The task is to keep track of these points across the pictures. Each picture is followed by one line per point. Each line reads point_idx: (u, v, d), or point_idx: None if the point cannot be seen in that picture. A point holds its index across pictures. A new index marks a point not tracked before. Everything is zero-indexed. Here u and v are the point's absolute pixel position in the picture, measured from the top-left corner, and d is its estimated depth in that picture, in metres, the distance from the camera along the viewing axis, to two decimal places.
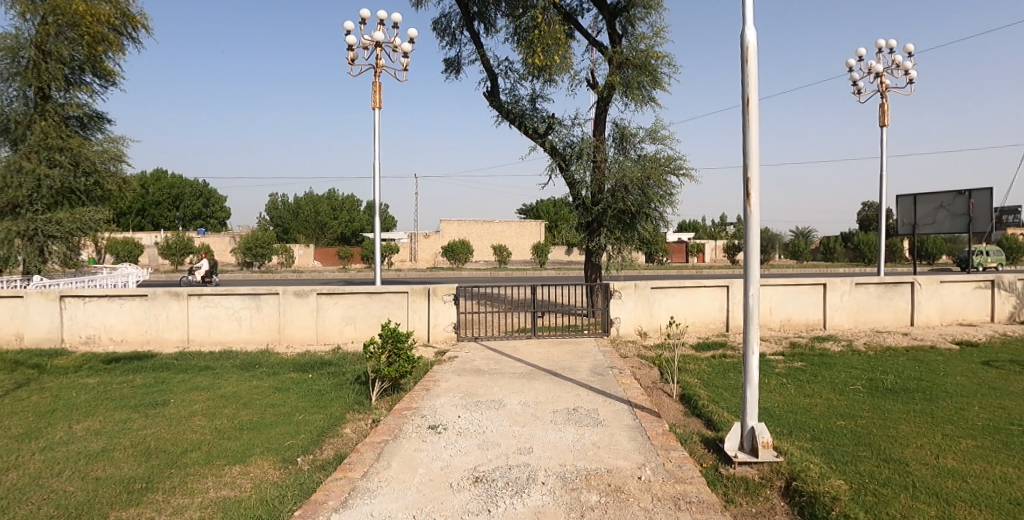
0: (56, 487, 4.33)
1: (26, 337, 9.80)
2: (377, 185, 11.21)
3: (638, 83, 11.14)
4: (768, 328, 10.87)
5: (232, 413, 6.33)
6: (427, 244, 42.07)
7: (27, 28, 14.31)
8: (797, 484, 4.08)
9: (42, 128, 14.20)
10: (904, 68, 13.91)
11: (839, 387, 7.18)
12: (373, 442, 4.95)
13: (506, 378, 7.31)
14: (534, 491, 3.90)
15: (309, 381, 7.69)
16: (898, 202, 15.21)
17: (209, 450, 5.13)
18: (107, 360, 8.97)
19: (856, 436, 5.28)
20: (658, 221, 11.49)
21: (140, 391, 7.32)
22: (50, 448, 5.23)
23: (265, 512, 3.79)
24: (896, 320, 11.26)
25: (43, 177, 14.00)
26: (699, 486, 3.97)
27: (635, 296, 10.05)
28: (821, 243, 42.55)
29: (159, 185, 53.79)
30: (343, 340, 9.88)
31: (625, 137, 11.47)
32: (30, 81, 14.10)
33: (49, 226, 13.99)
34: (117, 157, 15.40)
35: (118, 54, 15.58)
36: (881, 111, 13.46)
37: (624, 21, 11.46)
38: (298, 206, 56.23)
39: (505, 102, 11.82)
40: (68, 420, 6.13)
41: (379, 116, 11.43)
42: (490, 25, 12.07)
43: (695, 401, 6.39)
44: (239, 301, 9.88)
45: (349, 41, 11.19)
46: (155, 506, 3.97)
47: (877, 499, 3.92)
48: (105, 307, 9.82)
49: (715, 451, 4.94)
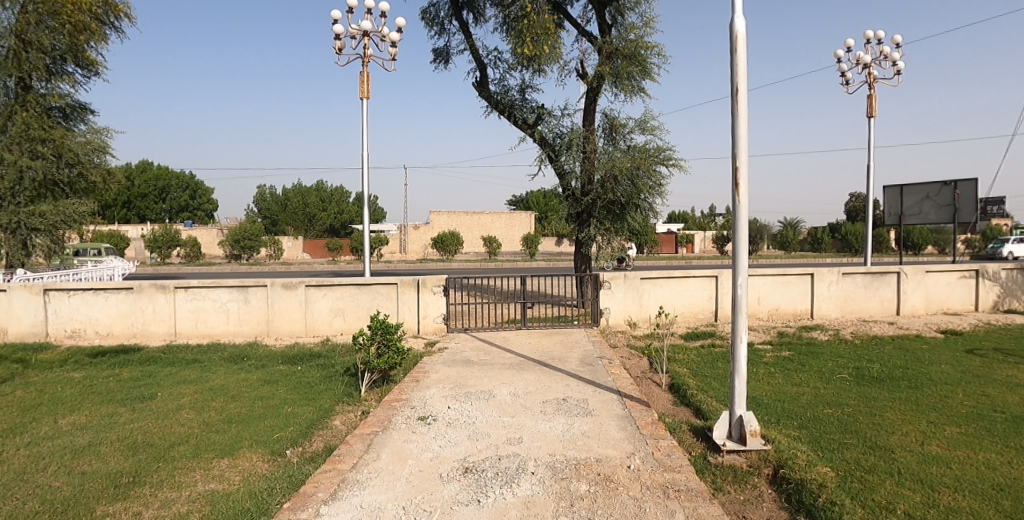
0: (42, 482, 4.28)
1: (10, 331, 9.67)
2: (365, 175, 11.10)
3: (628, 74, 11.08)
4: (756, 318, 10.94)
5: (221, 406, 6.29)
6: (416, 237, 41.80)
7: (7, 17, 13.98)
8: (784, 472, 4.12)
9: (23, 119, 13.88)
10: (892, 59, 13.93)
11: (827, 375, 7.26)
12: (362, 434, 4.93)
13: (496, 369, 7.31)
14: (524, 481, 3.91)
15: (299, 373, 7.65)
16: (886, 193, 15.30)
17: (197, 443, 5.09)
18: (93, 354, 8.88)
19: (842, 424, 5.34)
20: (648, 212, 11.48)
21: (127, 385, 7.24)
22: (35, 443, 5.17)
23: (254, 505, 3.78)
24: (882, 309, 11.38)
25: (26, 168, 13.73)
26: (688, 475, 4.00)
27: (625, 286, 10.06)
28: (810, 234, 42.85)
29: (145, 177, 53.44)
30: (332, 331, 9.84)
31: (615, 128, 11.42)
32: (10, 72, 13.83)
33: (33, 219, 13.79)
34: (102, 148, 15.18)
35: (101, 44, 15.26)
36: (868, 102, 13.52)
37: (613, 11, 11.36)
38: (286, 198, 55.92)
39: (494, 92, 11.74)
40: (53, 415, 6.06)
41: (367, 106, 11.30)
42: (479, 14, 11.95)
43: (685, 390, 6.45)
44: (226, 294, 9.77)
45: (336, 30, 11.02)
46: (143, 500, 3.94)
47: (864, 486, 3.96)
48: (90, 300, 9.71)
49: (704, 439, 4.98)
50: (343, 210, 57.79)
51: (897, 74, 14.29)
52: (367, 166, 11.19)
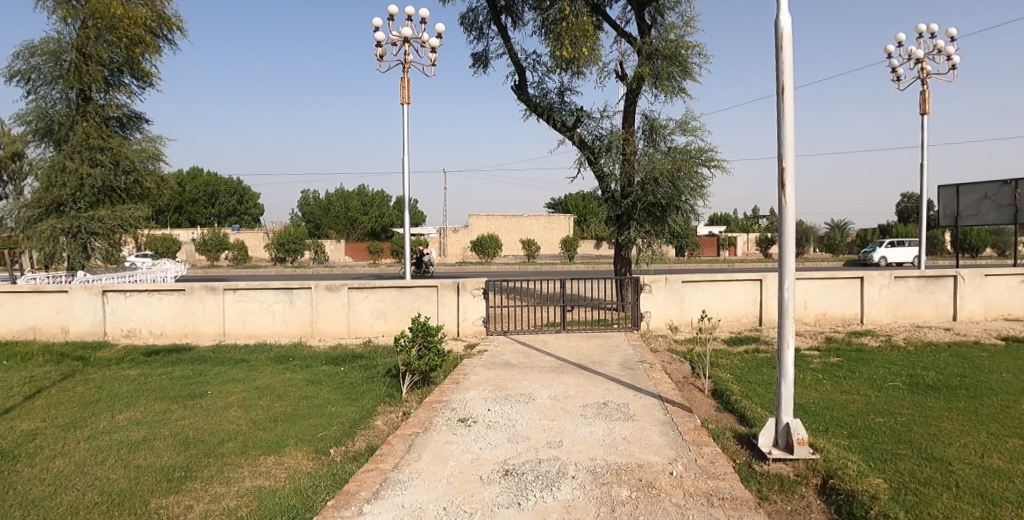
0: (100, 474, 4.49)
1: (71, 330, 10.19)
2: (405, 180, 11.27)
3: (668, 74, 10.93)
4: (802, 323, 10.61)
5: (267, 404, 6.48)
6: (456, 240, 42.33)
7: (69, 32, 14.78)
8: (834, 482, 3.98)
9: (84, 129, 14.63)
10: (946, 53, 13.34)
11: (878, 383, 6.99)
12: (404, 435, 5.00)
13: (535, 371, 7.31)
14: (564, 485, 3.90)
15: (341, 374, 7.82)
16: (940, 193, 14.61)
17: (244, 440, 5.25)
18: (147, 352, 9.28)
19: (895, 434, 5.13)
20: (689, 214, 11.29)
21: (178, 383, 7.52)
22: (94, 437, 5.43)
23: (299, 501, 3.87)
24: (937, 315, 10.88)
25: (86, 176, 14.53)
26: (733, 483, 3.91)
27: (665, 290, 9.91)
28: (859, 236, 41.33)
29: (196, 183, 55.72)
30: (374, 333, 10.02)
31: (655, 129, 11.28)
32: (72, 84, 14.58)
33: (92, 224, 14.60)
34: (156, 155, 15.82)
35: (155, 56, 15.92)
36: (922, 98, 12.98)
37: (653, 11, 11.24)
38: (329, 202, 57.30)
39: (533, 95, 11.76)
40: (111, 410, 6.36)
41: (407, 111, 11.48)
42: (518, 18, 11.99)
43: (728, 396, 6.31)
44: (272, 296, 10.06)
45: (377, 37, 11.23)
46: (195, 494, 4.09)
47: (918, 499, 3.79)
48: (144, 301, 10.14)
49: (749, 447, 4.86)
50: (384, 214, 58.09)
51: (953, 69, 13.67)
52: (407, 170, 11.36)
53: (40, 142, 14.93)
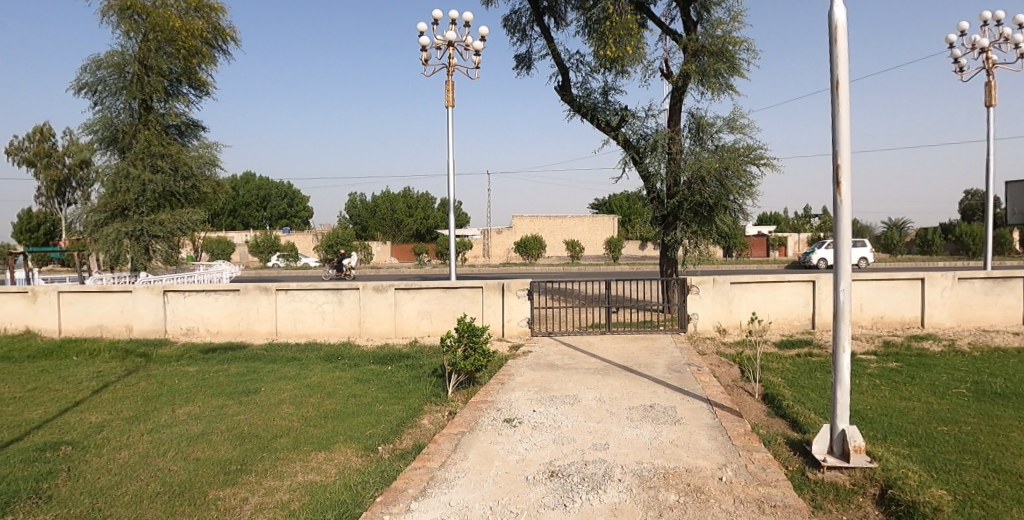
0: (161, 466, 4.74)
1: (134, 328, 10.76)
2: (449, 181, 11.42)
3: (715, 71, 10.71)
4: (858, 326, 10.22)
5: (317, 402, 6.68)
6: (499, 241, 42.57)
7: (132, 45, 15.60)
8: (893, 492, 3.81)
9: (146, 137, 15.44)
10: (1014, 41, 12.60)
11: (940, 389, 6.67)
12: (450, 434, 5.07)
13: (581, 373, 7.29)
14: (611, 488, 3.88)
15: (389, 373, 7.99)
16: (1010, 189, 13.79)
17: (296, 436, 5.44)
18: (205, 350, 9.70)
19: (960, 443, 4.88)
20: (737, 214, 11.03)
21: (234, 379, 7.84)
22: (156, 430, 5.73)
23: (349, 497, 3.99)
24: (1005, 319, 10.28)
25: (147, 182, 15.33)
26: (785, 490, 3.81)
27: (712, 291, 9.72)
28: (919, 235, 39.40)
29: (249, 187, 58.03)
30: (420, 333, 10.18)
31: (702, 127, 11.07)
32: (134, 94, 15.38)
33: (154, 227, 15.42)
34: (212, 161, 16.50)
35: (210, 65, 16.61)
36: (987, 89, 12.30)
37: (699, 7, 11.03)
38: (375, 204, 58.57)
39: (577, 95, 11.72)
40: (172, 405, 6.68)
41: (451, 114, 11.62)
42: (560, 19, 11.97)
43: (780, 401, 6.13)
44: (322, 296, 10.36)
45: (422, 42, 11.41)
46: (250, 487, 4.26)
47: (986, 512, 3.60)
48: (202, 300, 10.60)
49: (802, 454, 4.72)
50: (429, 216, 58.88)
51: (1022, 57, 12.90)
52: (451, 172, 11.50)
53: (106, 150, 15.81)
